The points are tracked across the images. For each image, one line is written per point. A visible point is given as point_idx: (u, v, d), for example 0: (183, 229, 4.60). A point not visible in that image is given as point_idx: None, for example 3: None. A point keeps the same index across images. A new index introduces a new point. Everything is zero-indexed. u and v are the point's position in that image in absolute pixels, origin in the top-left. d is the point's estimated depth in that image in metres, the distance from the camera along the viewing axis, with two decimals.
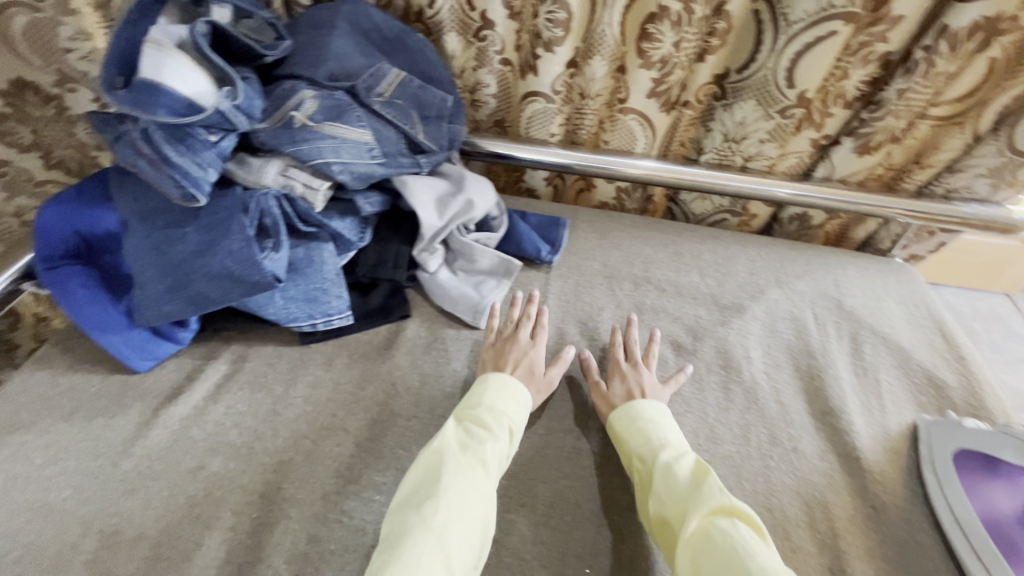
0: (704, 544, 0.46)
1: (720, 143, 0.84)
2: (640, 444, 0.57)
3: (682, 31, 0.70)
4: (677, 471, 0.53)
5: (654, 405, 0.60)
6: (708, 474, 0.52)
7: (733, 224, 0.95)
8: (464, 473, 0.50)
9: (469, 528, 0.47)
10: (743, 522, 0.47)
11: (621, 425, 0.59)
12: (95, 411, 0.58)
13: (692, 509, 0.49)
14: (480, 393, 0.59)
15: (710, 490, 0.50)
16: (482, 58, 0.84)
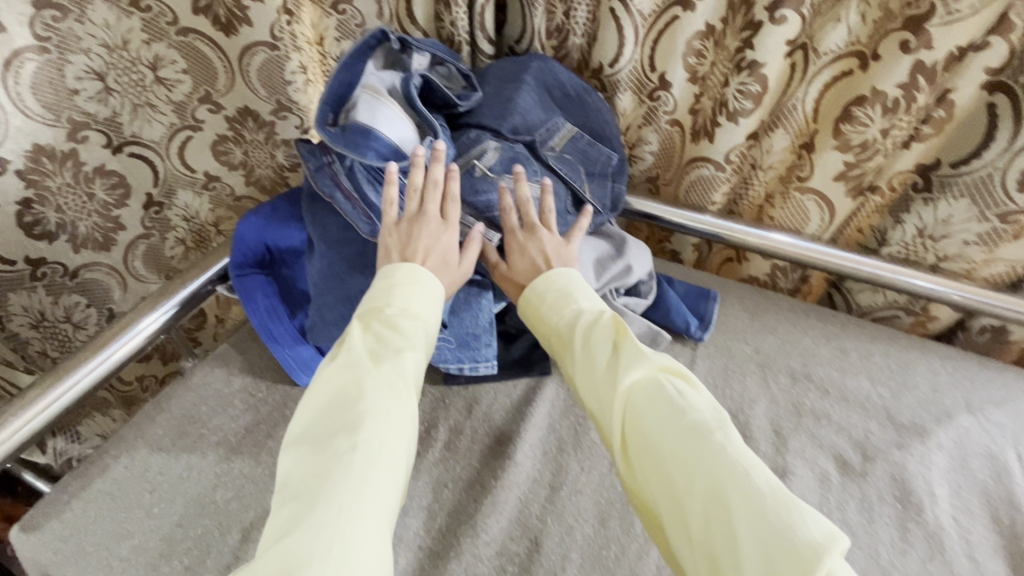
0: (635, 406, 0.47)
1: (910, 238, 0.75)
2: (555, 318, 0.58)
3: (894, 117, 0.65)
4: (595, 342, 0.52)
5: (561, 274, 0.60)
6: (625, 333, 0.52)
7: (906, 323, 0.85)
8: (386, 385, 0.47)
9: (398, 432, 0.45)
10: (671, 378, 0.47)
11: (536, 304, 0.59)
12: (260, 417, 0.62)
13: (620, 378, 0.48)
14: (389, 294, 0.54)
15: (629, 354, 0.50)
16: (651, 117, 0.82)
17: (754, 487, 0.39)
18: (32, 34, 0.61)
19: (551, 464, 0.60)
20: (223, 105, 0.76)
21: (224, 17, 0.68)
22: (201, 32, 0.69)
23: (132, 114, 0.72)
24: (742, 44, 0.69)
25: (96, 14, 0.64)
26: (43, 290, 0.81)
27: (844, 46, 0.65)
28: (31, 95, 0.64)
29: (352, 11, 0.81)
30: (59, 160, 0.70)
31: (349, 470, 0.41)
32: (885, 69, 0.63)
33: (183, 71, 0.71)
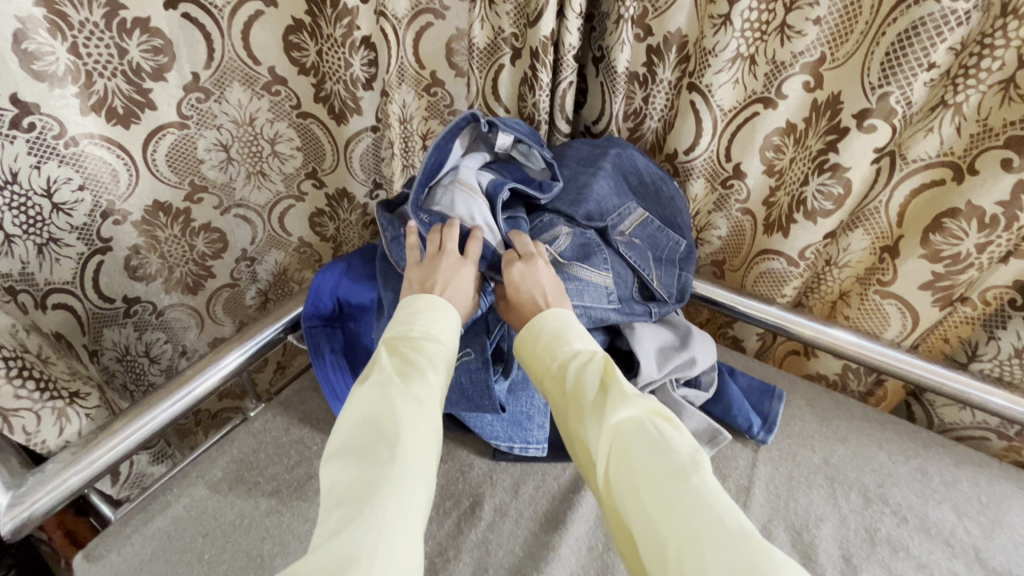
0: (622, 448, 0.46)
1: (1007, 356, 0.69)
2: (548, 360, 0.55)
3: (994, 234, 0.62)
4: (585, 381, 0.51)
5: (557, 315, 0.57)
6: (616, 375, 0.51)
7: (997, 448, 0.77)
8: (413, 404, 0.48)
9: (426, 450, 0.46)
10: (657, 421, 0.47)
11: (529, 347, 0.57)
12: (312, 471, 0.63)
13: (607, 417, 0.48)
14: (412, 320, 0.55)
15: (617, 396, 0.50)
16: (722, 204, 0.82)
17: (734, 531, 0.39)
18: (177, 112, 0.72)
19: (598, 563, 0.57)
20: (325, 182, 0.91)
21: (338, 108, 0.83)
22: (318, 117, 0.84)
23: (245, 180, 0.84)
24: (826, 147, 0.68)
25: (232, 95, 0.76)
26: (131, 326, 0.84)
27: (936, 155, 0.63)
28: (166, 162, 0.74)
29: (443, 93, 0.89)
30: (173, 216, 0.79)
31: (386, 486, 0.41)
32: (983, 183, 0.61)
33: (299, 151, 0.86)
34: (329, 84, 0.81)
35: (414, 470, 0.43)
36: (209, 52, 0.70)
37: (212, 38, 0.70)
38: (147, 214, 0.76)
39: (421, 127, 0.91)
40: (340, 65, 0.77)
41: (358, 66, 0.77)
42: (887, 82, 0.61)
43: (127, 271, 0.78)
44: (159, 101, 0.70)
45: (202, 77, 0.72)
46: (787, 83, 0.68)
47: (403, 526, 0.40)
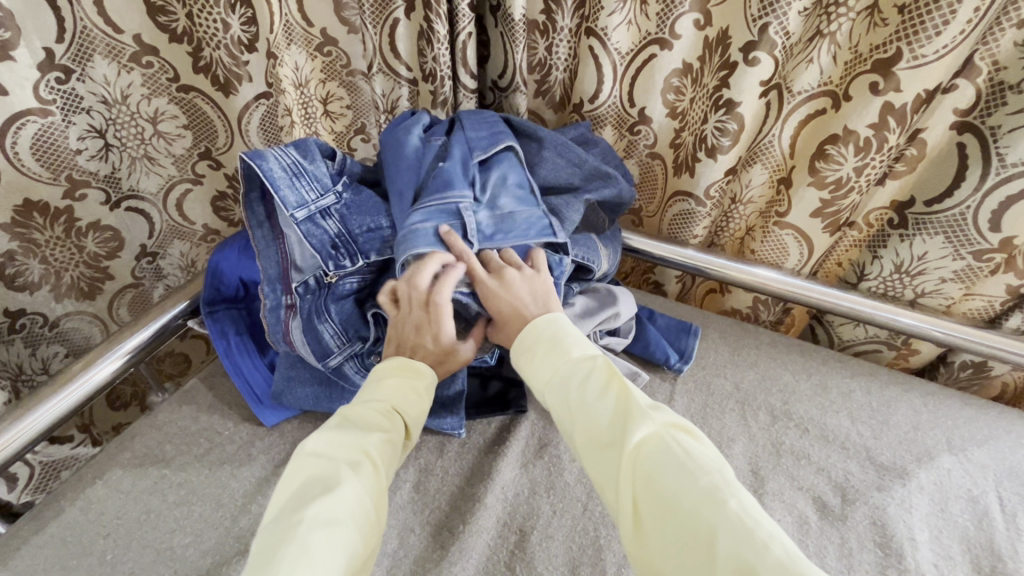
0: (648, 461, 0.40)
1: (888, 273, 0.75)
2: (548, 370, 0.51)
3: (868, 157, 0.65)
4: (594, 388, 0.46)
5: (553, 322, 0.54)
6: (626, 388, 0.46)
7: (887, 357, 0.84)
8: (357, 464, 0.45)
9: (358, 519, 0.42)
10: (679, 435, 0.42)
11: (524, 353, 0.53)
12: (225, 456, 0.61)
13: (625, 429, 0.42)
14: (375, 391, 0.53)
15: (633, 409, 0.44)
16: (631, 150, 0.84)
17: (779, 561, 0.32)
18: (35, 96, 0.67)
19: (524, 508, 0.58)
20: (222, 162, 0.87)
21: (222, 78, 0.79)
22: (201, 90, 0.80)
23: (129, 165, 0.80)
24: (720, 84, 0.70)
25: (96, 70, 0.71)
26: (21, 341, 0.83)
27: (817, 86, 0.65)
28: (31, 156, 0.70)
29: (337, 52, 0.87)
30: (52, 217, 0.76)
31: (302, 538, 0.38)
32: (855, 109, 0.64)
33: (188, 129, 0.82)
34: (208, 52, 0.76)
35: (343, 528, 0.40)
36: (60, 25, 0.66)
37: (60, 5, 0.65)
38: (19, 215, 0.73)
39: (319, 90, 0.91)
40: (216, 28, 0.73)
41: (237, 26, 0.73)
42: (764, 13, 0.62)
43: (4, 282, 0.77)
44: (10, 83, 0.64)
45: (57, 54, 0.67)
46: (679, 23, 0.69)
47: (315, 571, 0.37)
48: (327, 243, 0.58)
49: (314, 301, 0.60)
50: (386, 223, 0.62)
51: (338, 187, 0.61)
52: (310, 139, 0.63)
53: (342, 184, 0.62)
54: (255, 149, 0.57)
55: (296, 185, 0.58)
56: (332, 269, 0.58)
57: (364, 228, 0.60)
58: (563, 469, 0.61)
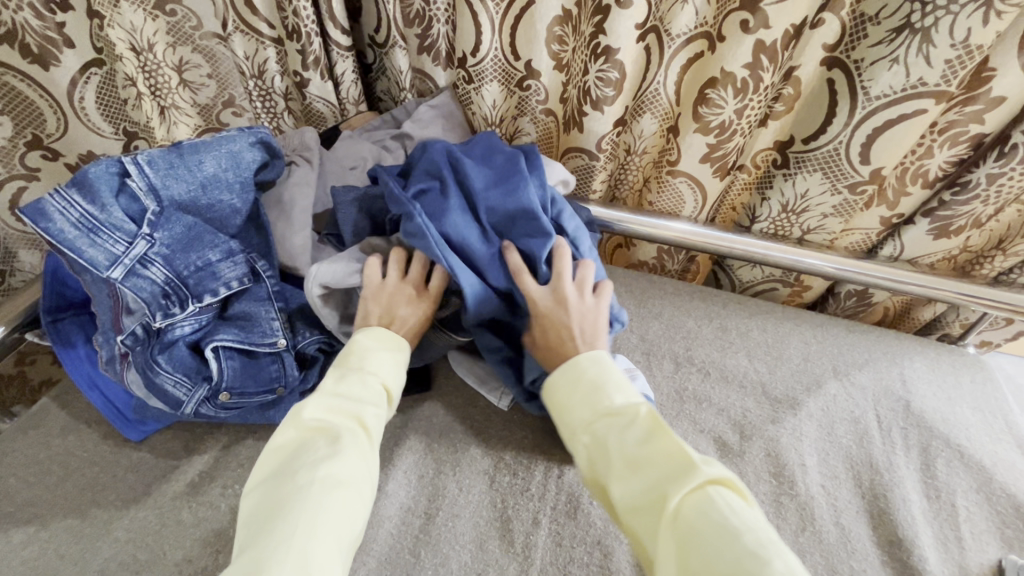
0: (685, 526, 0.37)
1: (776, 213, 0.77)
2: (586, 412, 0.48)
3: (746, 98, 0.65)
4: (632, 433, 0.44)
5: (597, 360, 0.51)
6: (666, 432, 0.43)
7: (783, 294, 0.88)
8: (354, 431, 0.45)
9: (357, 486, 0.42)
10: (724, 492, 0.38)
11: (562, 391, 0.51)
12: (85, 482, 0.54)
13: (663, 489, 0.40)
14: (363, 359, 0.51)
15: (672, 463, 0.41)
16: (524, 107, 0.80)
17: None
18: None
19: (428, 490, 0.56)
20: (57, 151, 0.79)
21: (36, 47, 0.68)
22: (11, 66, 0.69)
23: None
24: (596, 30, 0.66)
25: None
26: None
27: (694, 26, 0.64)
28: None
29: (184, 11, 0.74)
30: None
31: (305, 498, 0.39)
32: (730, 49, 0.62)
33: (3, 114, 0.72)
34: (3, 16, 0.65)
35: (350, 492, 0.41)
36: None
37: None
38: None
39: (170, 57, 0.77)
40: None
41: None
42: None
43: None
44: None
45: None
46: None
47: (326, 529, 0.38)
48: (158, 294, 0.50)
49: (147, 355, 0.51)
50: (217, 254, 0.54)
51: (152, 229, 0.50)
52: (96, 167, 0.49)
53: (155, 225, 0.51)
54: (36, 204, 0.47)
55: (97, 247, 0.48)
56: (159, 319, 0.50)
57: (193, 267, 0.52)
58: (468, 444, 0.59)
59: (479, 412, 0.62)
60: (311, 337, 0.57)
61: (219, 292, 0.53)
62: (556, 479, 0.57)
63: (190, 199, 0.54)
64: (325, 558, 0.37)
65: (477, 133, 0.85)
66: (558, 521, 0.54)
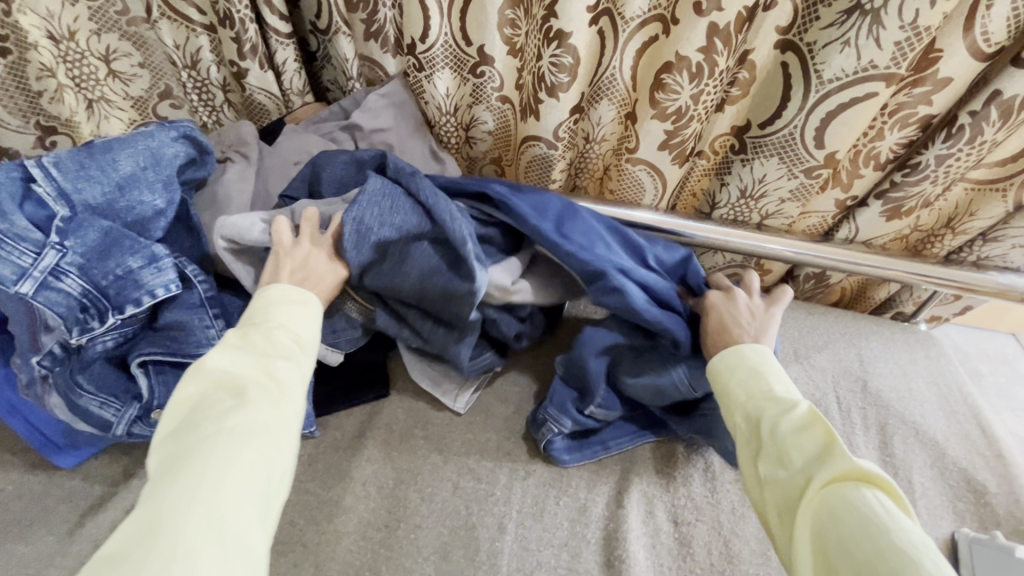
0: (827, 512, 0.35)
1: (735, 200, 0.76)
2: (745, 393, 0.46)
3: (702, 83, 0.64)
4: (790, 423, 0.41)
5: (757, 349, 0.50)
6: (829, 430, 0.40)
7: (745, 279, 0.88)
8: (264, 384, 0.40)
9: (270, 438, 0.38)
10: (869, 488, 0.35)
11: (719, 369, 0.50)
12: (10, 517, 0.49)
13: (813, 474, 0.37)
14: (268, 315, 0.46)
15: (832, 457, 0.38)
16: (479, 95, 0.77)
17: None
18: None
19: (388, 501, 0.53)
20: None
21: None
22: None
23: None
24: (547, 13, 0.64)
25: None
26: None
27: (647, 9, 0.62)
28: None
29: None
30: None
31: (199, 453, 0.35)
32: (684, 32, 0.61)
33: None
34: None
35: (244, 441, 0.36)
36: None
37: None
38: None
39: (95, 45, 0.71)
40: None
41: None
42: None
43: None
44: None
45: None
46: None
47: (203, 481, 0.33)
48: (75, 307, 0.46)
49: (68, 373, 0.47)
50: (139, 261, 0.47)
51: (61, 236, 0.46)
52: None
53: (65, 231, 0.46)
54: None
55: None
56: (76, 334, 0.46)
57: (112, 276, 0.47)
58: (430, 450, 0.57)
59: (441, 416, 0.60)
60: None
61: (143, 302, 0.47)
62: (521, 480, 0.56)
63: (107, 201, 0.49)
64: (226, 518, 0.32)
65: (432, 123, 0.82)
66: (524, 523, 0.53)
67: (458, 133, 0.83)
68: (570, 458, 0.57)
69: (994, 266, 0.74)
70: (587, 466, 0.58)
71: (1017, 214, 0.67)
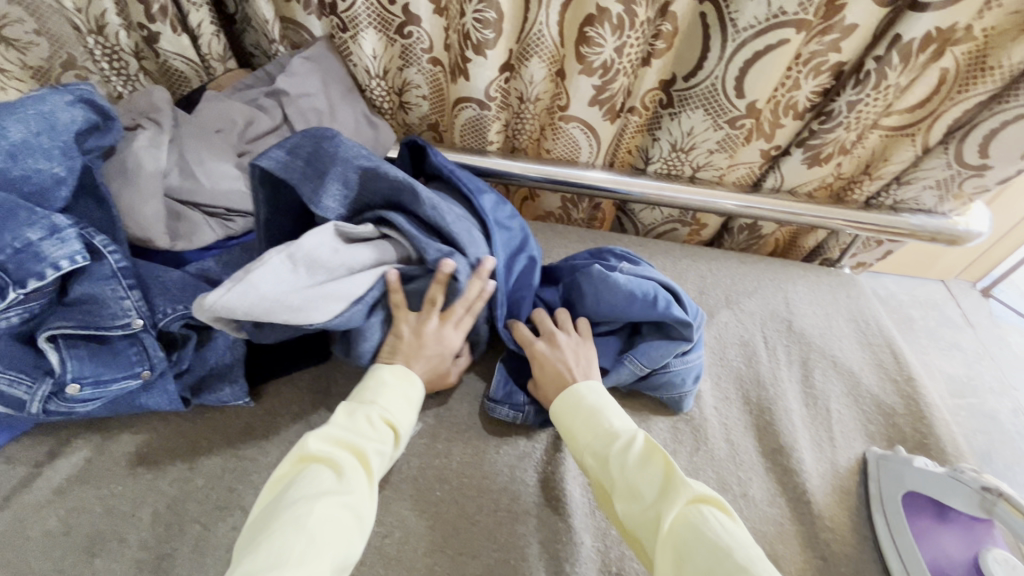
0: (685, 543, 0.41)
1: (667, 153, 0.78)
2: (589, 438, 0.51)
3: (624, 35, 0.64)
4: (634, 463, 0.47)
5: (593, 389, 0.54)
6: (665, 459, 0.47)
7: (683, 234, 0.91)
8: (356, 469, 0.45)
9: (347, 516, 0.41)
10: (711, 513, 0.42)
11: (564, 419, 0.53)
12: None
13: (663, 510, 0.43)
14: (373, 394, 0.51)
15: (672, 488, 0.44)
16: (408, 57, 0.75)
17: None
18: None
19: None
20: None
21: None
22: None
23: None
24: None
25: None
26: None
27: None
28: None
29: None
30: None
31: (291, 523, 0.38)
32: None
33: None
34: None
35: (354, 525, 0.41)
36: None
37: None
38: None
39: None
40: None
41: None
42: None
43: None
44: None
45: None
46: None
47: (317, 561, 0.37)
48: None
49: None
50: (37, 233, 0.45)
51: None
52: None
53: None
54: None
55: None
56: None
57: (9, 249, 0.44)
58: None
59: None
60: (174, 313, 0.51)
61: (47, 275, 0.45)
62: (461, 434, 0.57)
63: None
64: None
65: (363, 87, 0.80)
66: (464, 473, 0.54)
67: (391, 97, 0.82)
68: (537, 422, 0.58)
69: (909, 208, 0.77)
70: None
71: (926, 156, 0.71)
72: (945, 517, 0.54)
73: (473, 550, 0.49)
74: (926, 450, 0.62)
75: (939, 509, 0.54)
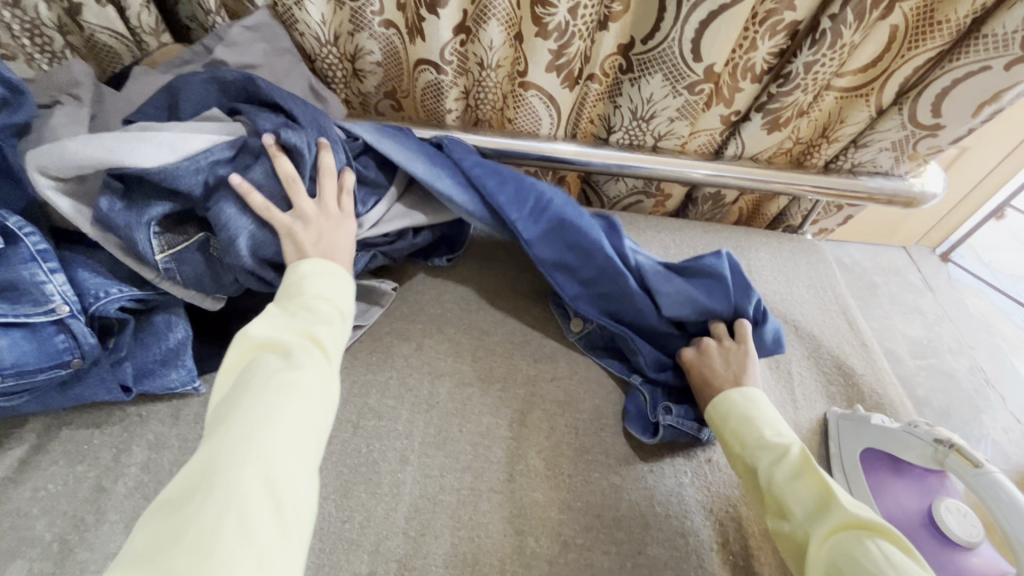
0: (841, 562, 0.39)
1: (630, 121, 0.77)
2: (737, 442, 0.51)
3: None
4: (784, 475, 0.46)
5: (750, 394, 0.54)
6: (823, 478, 0.45)
7: (648, 206, 0.90)
8: (306, 349, 0.45)
9: (310, 392, 0.42)
10: (872, 537, 0.39)
11: (717, 422, 0.53)
12: None
13: (813, 527, 0.42)
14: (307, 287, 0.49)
15: (829, 507, 0.43)
16: (359, 21, 0.71)
17: None
18: None
19: None
20: None
21: None
22: None
23: None
24: None
25: None
26: None
27: None
28: None
29: None
30: None
31: (252, 410, 0.38)
32: None
33: None
34: None
35: (322, 399, 0.42)
36: None
37: None
38: None
39: None
40: None
41: None
42: None
43: None
44: None
45: None
46: None
47: (282, 430, 0.38)
48: None
49: None
50: None
51: None
52: None
53: None
54: None
55: None
56: None
57: None
58: None
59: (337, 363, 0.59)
60: (109, 295, 0.49)
61: None
62: (422, 414, 0.56)
63: None
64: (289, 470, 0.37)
65: (312, 57, 0.76)
66: (426, 453, 0.53)
67: (344, 66, 0.78)
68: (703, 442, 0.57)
69: (867, 171, 0.78)
70: (488, 394, 0.58)
71: (880, 118, 0.71)
72: (900, 471, 0.55)
73: (436, 531, 0.48)
74: (885, 408, 0.63)
75: (894, 465, 0.55)
